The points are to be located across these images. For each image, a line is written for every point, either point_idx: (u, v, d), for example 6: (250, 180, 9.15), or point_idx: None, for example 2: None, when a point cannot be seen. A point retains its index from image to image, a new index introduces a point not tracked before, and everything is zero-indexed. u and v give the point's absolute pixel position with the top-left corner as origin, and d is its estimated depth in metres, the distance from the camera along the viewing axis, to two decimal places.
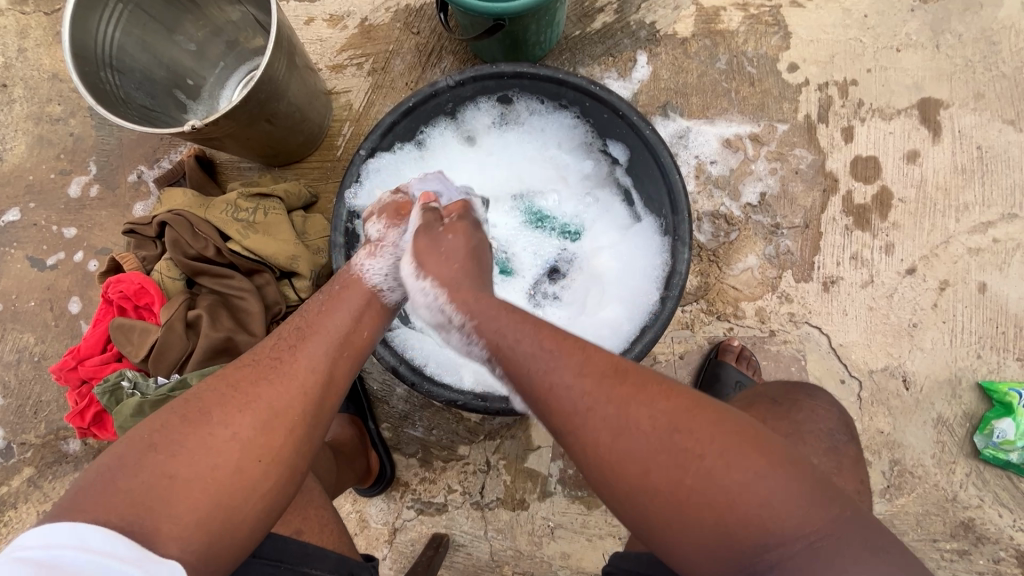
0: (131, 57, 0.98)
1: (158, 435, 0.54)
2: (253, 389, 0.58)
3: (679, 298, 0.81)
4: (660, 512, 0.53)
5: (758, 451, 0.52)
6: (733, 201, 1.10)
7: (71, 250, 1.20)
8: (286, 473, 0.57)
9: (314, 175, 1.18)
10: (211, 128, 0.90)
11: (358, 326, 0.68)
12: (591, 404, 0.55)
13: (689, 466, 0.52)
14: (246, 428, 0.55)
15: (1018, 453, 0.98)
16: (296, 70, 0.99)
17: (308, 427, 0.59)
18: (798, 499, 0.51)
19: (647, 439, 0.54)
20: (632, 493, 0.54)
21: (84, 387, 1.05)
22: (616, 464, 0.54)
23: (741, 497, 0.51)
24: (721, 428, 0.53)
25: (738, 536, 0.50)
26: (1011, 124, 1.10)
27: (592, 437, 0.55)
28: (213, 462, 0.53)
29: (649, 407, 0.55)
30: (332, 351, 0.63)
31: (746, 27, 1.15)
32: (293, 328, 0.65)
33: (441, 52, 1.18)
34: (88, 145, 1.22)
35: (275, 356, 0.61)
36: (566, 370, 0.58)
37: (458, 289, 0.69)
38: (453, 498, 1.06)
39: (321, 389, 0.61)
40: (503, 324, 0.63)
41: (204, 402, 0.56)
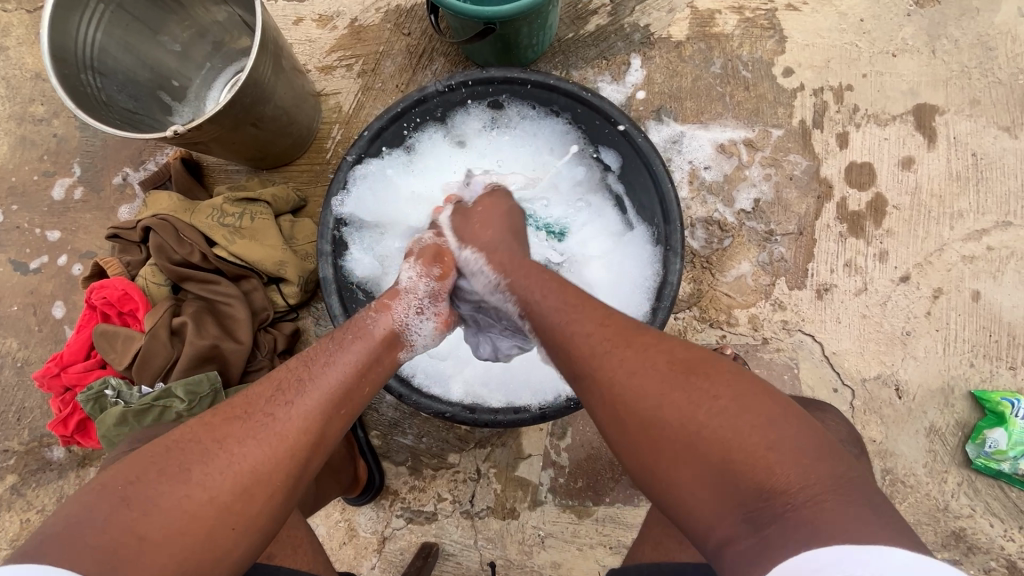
0: (113, 59, 0.96)
1: (134, 488, 0.52)
2: (237, 448, 0.56)
3: (670, 309, 0.83)
4: (670, 446, 0.54)
5: (772, 401, 0.54)
6: (727, 207, 1.09)
7: (55, 254, 1.18)
8: (257, 537, 0.55)
9: (302, 178, 1.16)
10: (195, 133, 0.88)
11: (358, 385, 0.65)
12: (609, 348, 0.59)
13: (701, 405, 0.53)
14: (225, 490, 0.54)
15: (1009, 463, 0.98)
16: (283, 73, 0.97)
17: (288, 490, 0.57)
18: (807, 453, 0.50)
19: (661, 378, 0.56)
20: (643, 428, 0.55)
21: (67, 394, 1.03)
22: (628, 401, 0.56)
23: (749, 437, 0.51)
24: (737, 377, 0.55)
25: (745, 477, 0.50)
26: (1006, 131, 1.09)
27: (608, 376, 0.58)
28: (186, 523, 0.52)
29: (667, 353, 0.58)
30: (326, 409, 0.61)
31: (741, 31, 1.14)
32: (290, 380, 0.62)
33: (432, 54, 1.16)
34: (72, 146, 1.20)
35: (268, 411, 0.58)
36: (587, 321, 0.62)
37: (493, 251, 0.76)
38: (443, 507, 1.05)
39: (308, 452, 0.58)
40: (532, 280, 0.69)
41: (186, 457, 0.55)
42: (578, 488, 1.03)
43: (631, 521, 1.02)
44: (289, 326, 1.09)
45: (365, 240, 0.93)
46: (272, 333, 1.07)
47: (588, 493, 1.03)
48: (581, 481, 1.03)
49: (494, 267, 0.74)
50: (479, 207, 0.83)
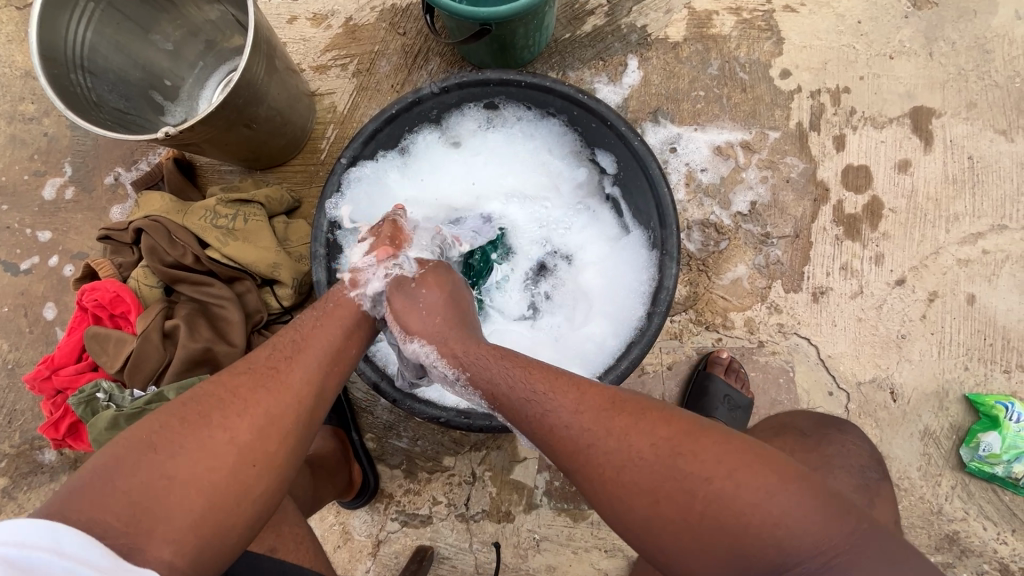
0: (104, 58, 0.95)
1: (157, 435, 0.53)
2: (250, 395, 0.57)
3: (666, 314, 0.81)
4: (675, 535, 0.53)
5: (765, 465, 0.52)
6: (724, 210, 1.09)
7: (46, 255, 1.16)
8: (277, 479, 0.56)
9: (296, 179, 1.15)
10: (187, 134, 0.87)
11: (349, 341, 0.67)
12: (592, 441, 0.56)
13: (696, 491, 0.52)
14: (243, 432, 0.55)
15: (1003, 467, 0.98)
16: (277, 73, 0.96)
17: (300, 435, 0.58)
18: (809, 516, 0.50)
19: (652, 466, 0.54)
20: (645, 520, 0.54)
21: (58, 397, 1.02)
22: (626, 495, 0.54)
23: (751, 515, 0.50)
24: (724, 448, 0.53)
25: (755, 555, 0.50)
26: (1002, 135, 1.09)
27: (601, 472, 0.55)
28: (208, 466, 0.52)
29: (650, 435, 0.55)
30: (325, 364, 0.63)
31: (739, 32, 1.13)
32: (288, 340, 0.63)
33: (428, 54, 1.15)
34: (63, 146, 1.19)
35: (270, 364, 0.60)
36: (564, 408, 0.58)
37: (445, 342, 0.67)
38: (438, 510, 1.05)
39: (315, 399, 0.60)
40: (493, 368, 0.64)
41: (202, 406, 0.55)
42: (574, 491, 1.02)
43: None
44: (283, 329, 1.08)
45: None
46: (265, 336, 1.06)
47: (583, 496, 1.02)
48: (576, 485, 1.03)
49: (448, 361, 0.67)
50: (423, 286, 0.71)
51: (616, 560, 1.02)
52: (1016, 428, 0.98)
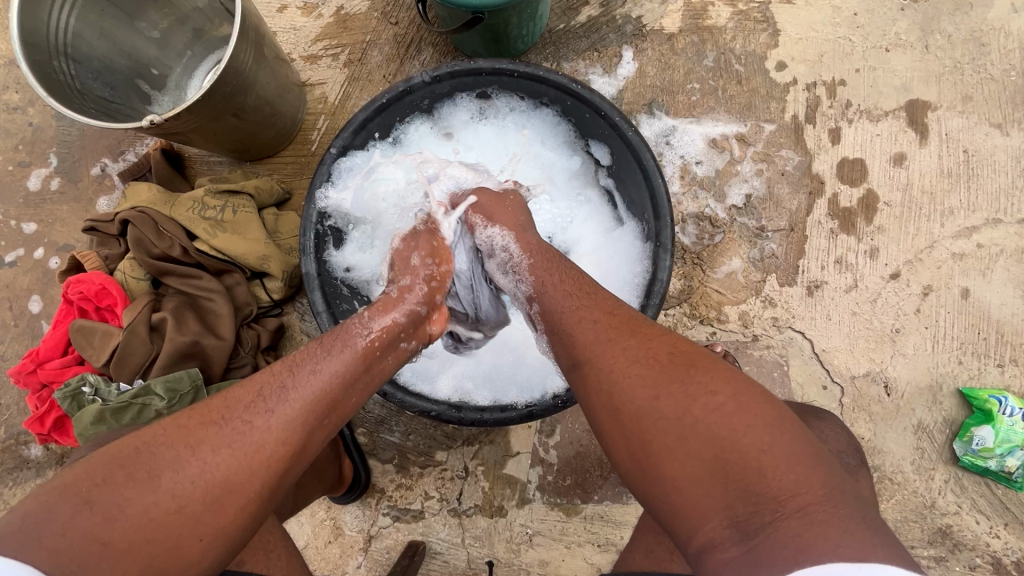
0: (88, 45, 0.93)
1: (100, 491, 0.50)
2: (210, 455, 0.53)
3: (659, 306, 0.81)
4: (661, 439, 0.53)
5: (774, 408, 0.52)
6: (718, 203, 1.08)
7: (31, 247, 1.14)
8: (228, 545, 0.53)
9: (287, 170, 1.13)
10: (173, 123, 0.85)
11: (345, 394, 0.61)
12: (614, 336, 0.60)
13: (696, 398, 0.53)
14: (195, 499, 0.51)
15: (996, 460, 0.98)
16: (265, 62, 0.94)
17: (260, 503, 0.54)
18: (800, 459, 0.49)
19: (659, 367, 0.56)
20: (635, 419, 0.55)
21: (44, 391, 1.00)
22: (624, 389, 0.56)
23: (742, 437, 0.50)
24: (741, 379, 0.54)
25: (736, 479, 0.49)
26: (998, 128, 1.09)
27: (609, 363, 0.58)
28: (150, 531, 0.50)
29: (669, 347, 0.58)
30: (307, 422, 0.57)
31: (734, 24, 1.12)
32: (274, 388, 0.58)
33: (421, 45, 1.13)
34: (48, 136, 1.16)
35: (245, 418, 0.55)
36: (596, 309, 0.63)
37: (522, 232, 0.76)
38: (430, 505, 1.04)
39: (285, 463, 0.56)
40: (554, 270, 0.70)
41: (156, 461, 0.52)
42: (567, 486, 1.02)
43: (620, 519, 1.01)
44: (273, 321, 1.08)
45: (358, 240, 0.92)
46: (255, 329, 1.04)
47: (577, 490, 1.02)
48: (570, 479, 1.02)
49: (521, 245, 0.74)
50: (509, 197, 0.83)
51: (609, 555, 1.01)
52: (1009, 422, 0.98)
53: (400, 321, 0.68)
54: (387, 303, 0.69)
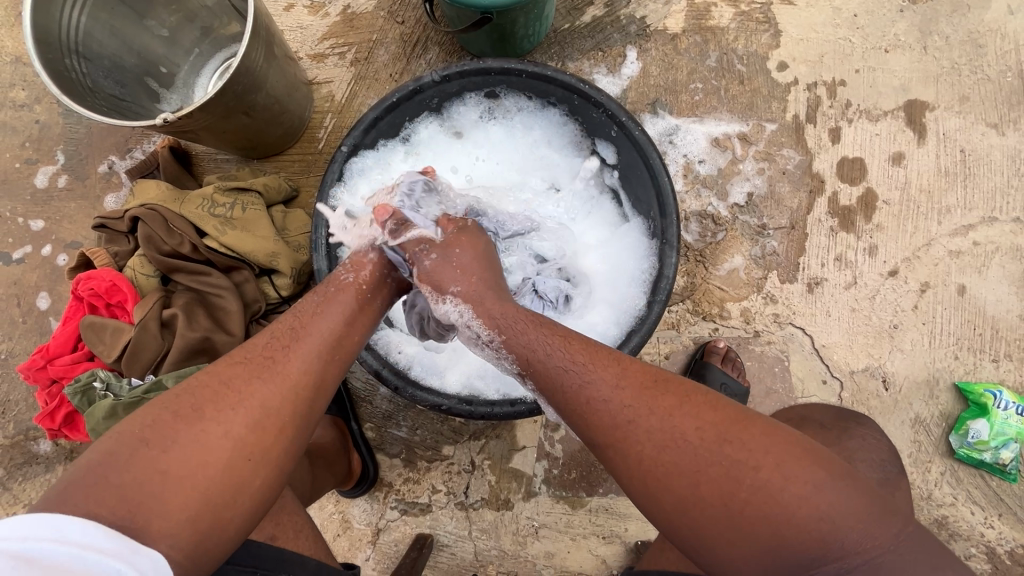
0: (98, 43, 0.94)
1: (149, 431, 0.52)
2: (243, 386, 0.56)
3: (666, 301, 0.83)
4: (714, 522, 0.53)
5: (813, 461, 0.53)
6: (721, 201, 1.10)
7: (39, 244, 1.15)
8: (274, 473, 0.55)
9: (294, 168, 1.14)
10: (185, 121, 0.86)
11: (349, 330, 0.66)
12: (635, 418, 0.56)
13: (742, 477, 0.52)
14: (238, 425, 0.54)
15: (990, 453, 1.01)
16: (275, 60, 0.95)
17: (297, 428, 0.57)
18: (853, 514, 0.51)
19: (693, 450, 0.54)
20: (683, 504, 0.54)
21: (54, 387, 1.01)
22: (664, 478, 0.55)
23: (798, 508, 0.51)
24: (772, 439, 0.54)
25: (796, 548, 0.51)
26: (993, 128, 1.11)
27: (638, 451, 0.56)
28: (201, 459, 0.51)
29: (696, 419, 0.55)
30: (324, 353, 0.62)
31: (737, 25, 1.14)
32: (285, 328, 0.62)
33: (427, 43, 1.14)
34: (55, 133, 1.17)
35: (266, 353, 0.59)
36: (607, 383, 0.59)
37: (481, 302, 0.69)
38: (437, 498, 1.06)
39: (312, 392, 0.59)
40: (533, 338, 0.64)
41: (195, 399, 0.54)
42: (573, 479, 1.04)
43: (625, 511, 1.03)
44: (281, 318, 1.08)
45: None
46: (264, 325, 1.05)
47: (582, 484, 1.04)
48: (575, 473, 1.04)
49: (484, 321, 0.68)
50: (457, 247, 0.74)
51: (614, 547, 1.03)
52: (1003, 415, 1.01)
53: (379, 265, 0.74)
54: (367, 250, 0.75)
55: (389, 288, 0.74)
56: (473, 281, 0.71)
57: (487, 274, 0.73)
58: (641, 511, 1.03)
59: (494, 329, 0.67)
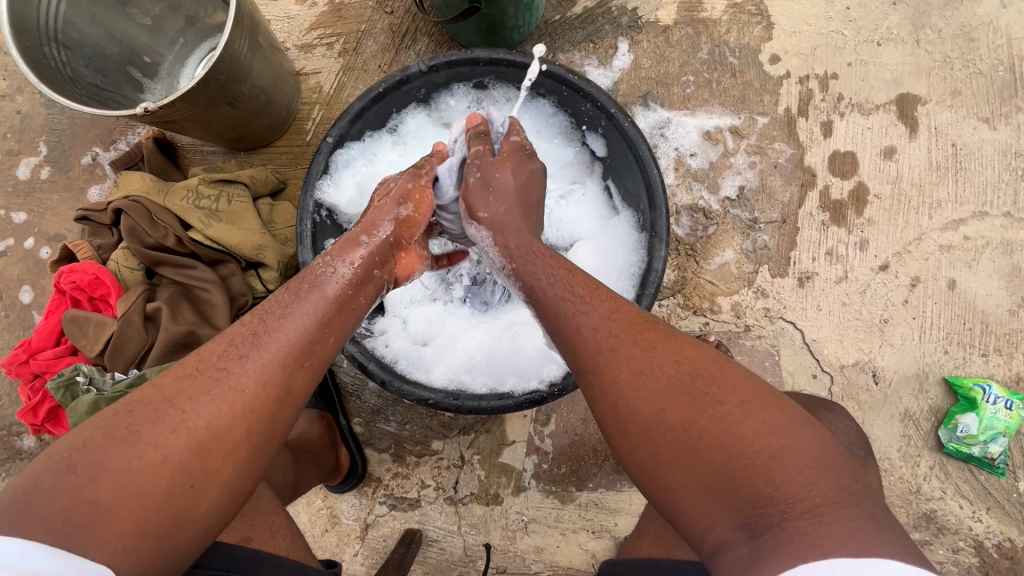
0: (79, 32, 0.92)
1: (81, 455, 0.51)
2: (189, 404, 0.54)
3: (655, 296, 0.82)
4: (670, 446, 0.54)
5: (782, 410, 0.53)
6: (712, 195, 1.09)
7: (22, 237, 1.13)
8: (224, 493, 0.54)
9: (282, 160, 1.13)
10: (167, 110, 0.84)
11: (320, 335, 0.62)
12: (616, 346, 0.59)
13: (705, 408, 0.54)
14: (179, 448, 0.52)
15: (979, 447, 1.01)
16: (260, 49, 0.94)
17: (249, 447, 0.56)
18: (812, 462, 0.50)
19: (664, 379, 0.56)
20: (644, 428, 0.56)
21: (36, 381, 1.00)
22: (631, 401, 0.57)
23: (752, 442, 0.51)
24: (747, 383, 0.55)
25: (745, 484, 0.50)
26: (985, 122, 1.11)
27: (613, 374, 0.58)
28: (140, 483, 0.50)
29: (674, 353, 0.58)
30: (283, 366, 0.59)
31: (729, 17, 1.13)
32: (247, 333, 0.60)
33: (416, 34, 1.13)
34: (37, 124, 1.15)
35: (218, 367, 0.57)
36: (598, 313, 0.62)
37: (502, 231, 0.74)
38: (426, 494, 1.05)
39: (266, 407, 0.57)
40: (538, 267, 0.68)
41: (135, 418, 0.53)
42: (562, 474, 1.03)
43: (614, 506, 1.03)
44: None
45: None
46: None
47: (571, 478, 1.03)
48: (565, 467, 1.04)
49: (500, 250, 0.74)
50: (499, 170, 0.79)
51: (604, 542, 1.03)
52: (992, 409, 1.01)
53: (367, 257, 0.70)
54: (353, 240, 0.71)
55: (375, 285, 0.70)
56: (502, 210, 0.76)
57: (520, 207, 0.77)
58: (631, 506, 1.03)
59: (507, 258, 0.73)
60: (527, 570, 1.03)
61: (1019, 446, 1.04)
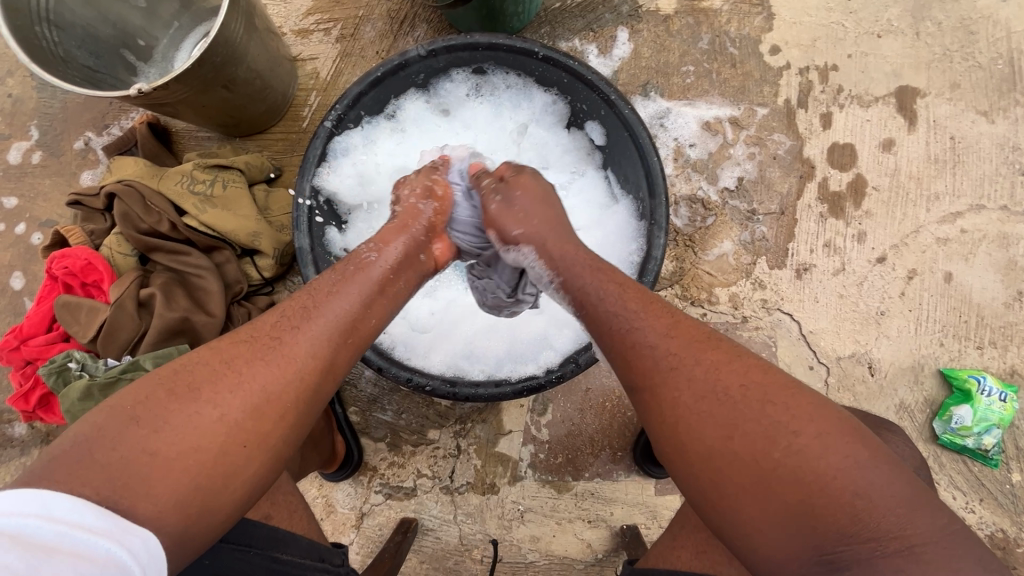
0: (71, 12, 0.90)
1: (141, 408, 0.50)
2: (245, 368, 0.54)
3: (654, 284, 0.81)
4: (738, 479, 0.51)
5: (864, 443, 0.50)
6: (711, 185, 1.09)
7: (13, 222, 1.12)
8: (269, 461, 0.54)
9: (278, 147, 1.11)
10: (161, 92, 0.83)
11: (364, 313, 0.63)
12: (674, 364, 0.57)
13: (780, 439, 0.50)
14: (236, 410, 0.52)
15: (973, 438, 1.02)
16: (256, 32, 0.92)
17: (298, 415, 0.56)
18: (900, 500, 0.47)
19: (733, 405, 0.53)
20: (709, 455, 0.53)
21: (28, 368, 0.98)
22: (697, 425, 0.54)
23: (835, 480, 0.48)
24: (822, 410, 0.52)
25: (826, 523, 0.48)
26: (983, 116, 1.11)
27: (673, 396, 0.56)
28: (196, 443, 0.49)
29: (740, 376, 0.55)
30: (335, 338, 0.59)
31: (730, 7, 1.12)
32: (296, 305, 0.60)
33: (415, 21, 1.12)
34: (29, 108, 1.13)
35: (274, 334, 0.57)
36: (652, 330, 0.60)
37: (544, 242, 0.71)
38: (422, 482, 1.05)
39: (318, 376, 0.57)
40: (589, 278, 0.66)
41: (192, 376, 0.52)
42: (558, 463, 1.03)
43: (610, 496, 1.03)
44: (264, 300, 1.06)
45: (360, 225, 0.93)
46: (246, 307, 1.03)
47: (567, 467, 1.03)
48: (561, 457, 1.03)
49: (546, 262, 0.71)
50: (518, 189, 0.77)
51: (600, 531, 1.03)
52: (986, 401, 1.02)
53: (407, 244, 0.71)
54: (397, 228, 0.73)
55: (413, 269, 0.72)
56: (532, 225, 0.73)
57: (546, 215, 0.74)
58: (627, 496, 1.03)
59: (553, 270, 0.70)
60: (522, 558, 1.03)
61: (1013, 438, 1.05)
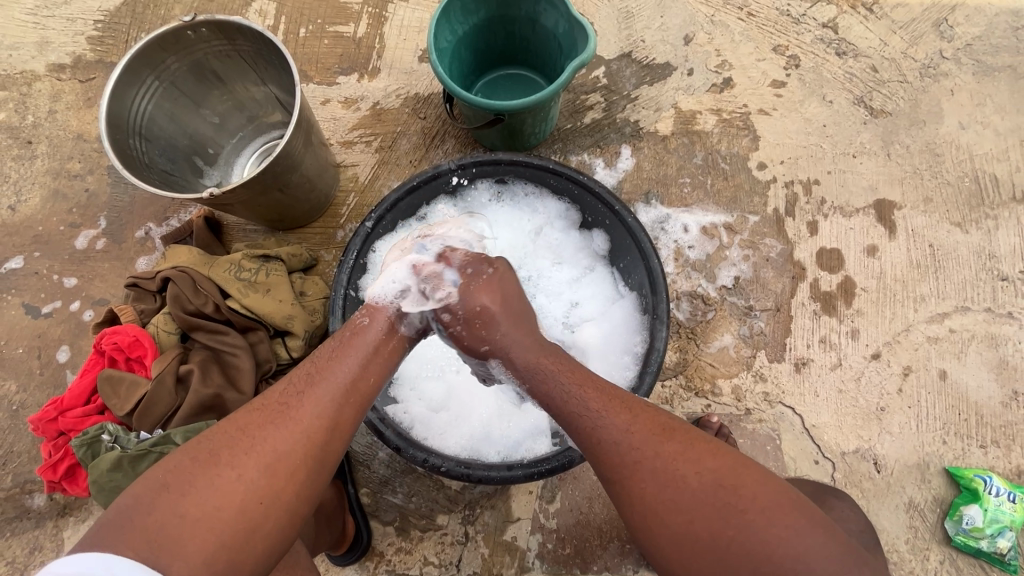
0: (159, 127, 1.07)
1: (172, 478, 0.57)
2: (260, 432, 0.61)
3: (657, 373, 0.87)
4: (703, 554, 0.57)
5: (799, 512, 0.58)
6: (709, 283, 1.18)
7: (69, 300, 1.22)
8: (286, 513, 0.59)
9: (315, 240, 1.24)
10: (228, 196, 0.96)
11: (364, 373, 0.69)
12: (639, 457, 0.62)
13: (731, 518, 0.57)
14: (252, 471, 0.58)
15: (987, 540, 1.01)
16: (311, 146, 1.08)
17: (310, 471, 0.61)
18: (828, 565, 0.55)
19: (693, 491, 0.59)
20: (675, 536, 0.59)
21: (60, 439, 1.04)
22: (659, 511, 0.60)
23: (778, 552, 0.55)
24: (765, 487, 0.59)
25: None
26: (958, 227, 1.22)
27: (639, 486, 0.61)
28: (218, 504, 0.56)
29: (694, 464, 0.60)
30: (338, 398, 0.65)
31: (719, 130, 1.28)
32: (302, 375, 0.67)
33: (445, 136, 1.29)
34: (101, 201, 1.28)
35: (282, 400, 0.64)
36: (616, 426, 0.64)
37: (508, 354, 0.73)
38: (429, 571, 1.04)
39: (326, 433, 0.63)
40: (552, 380, 0.69)
41: (214, 445, 0.60)
42: (566, 554, 1.03)
43: None
44: None
45: None
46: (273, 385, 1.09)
47: (576, 559, 1.03)
48: (569, 548, 1.03)
49: (513, 371, 0.73)
50: (483, 297, 0.76)
51: None
52: (995, 502, 1.02)
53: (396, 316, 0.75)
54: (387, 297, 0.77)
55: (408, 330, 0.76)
56: (501, 333, 0.74)
57: (513, 321, 0.75)
58: None
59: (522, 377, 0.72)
60: None
61: None
